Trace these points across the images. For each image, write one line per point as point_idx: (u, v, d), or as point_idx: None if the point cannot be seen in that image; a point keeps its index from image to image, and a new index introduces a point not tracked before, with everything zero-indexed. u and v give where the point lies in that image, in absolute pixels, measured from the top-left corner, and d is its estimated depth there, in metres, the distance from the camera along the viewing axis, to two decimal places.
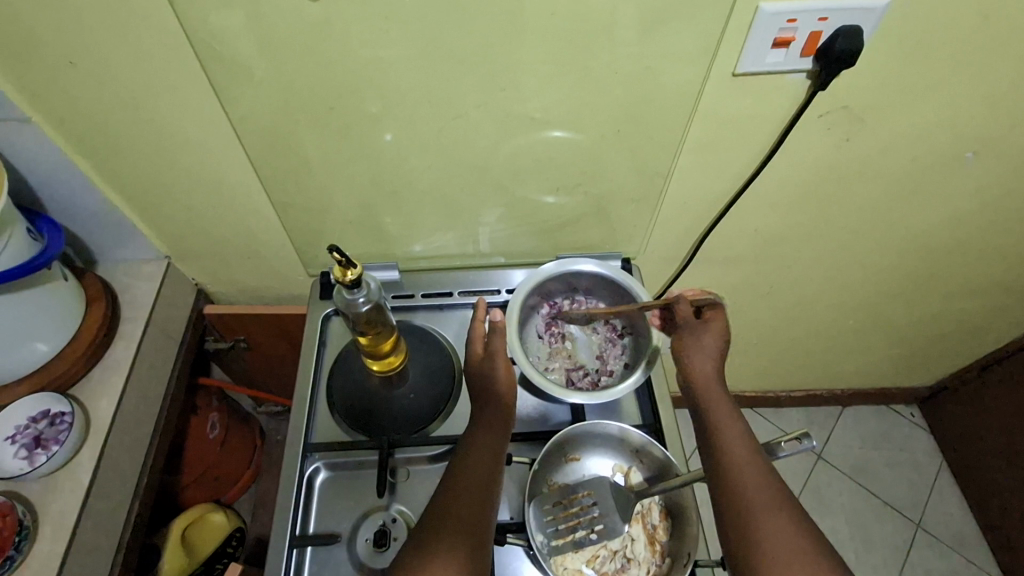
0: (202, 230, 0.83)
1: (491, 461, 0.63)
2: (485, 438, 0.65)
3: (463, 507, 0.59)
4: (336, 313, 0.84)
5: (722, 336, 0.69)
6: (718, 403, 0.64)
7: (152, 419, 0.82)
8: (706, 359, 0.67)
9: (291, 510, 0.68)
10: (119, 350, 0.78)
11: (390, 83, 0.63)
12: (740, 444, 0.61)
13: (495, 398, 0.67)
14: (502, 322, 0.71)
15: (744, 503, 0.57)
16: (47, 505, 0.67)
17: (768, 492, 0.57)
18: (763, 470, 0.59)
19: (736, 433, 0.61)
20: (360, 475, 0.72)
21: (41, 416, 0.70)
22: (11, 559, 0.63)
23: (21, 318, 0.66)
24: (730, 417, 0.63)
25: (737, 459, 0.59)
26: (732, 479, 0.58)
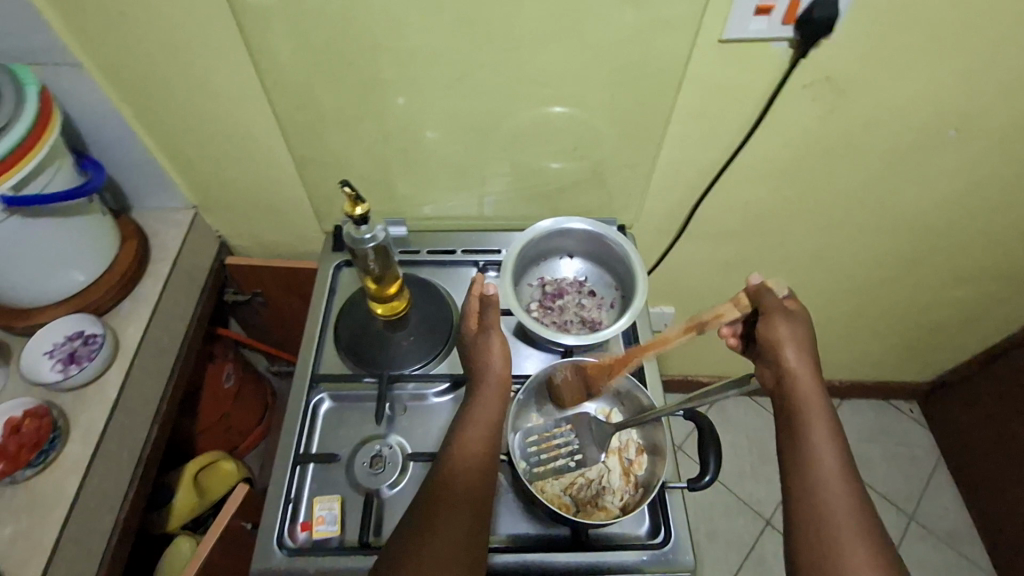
0: (228, 182, 0.90)
1: (489, 432, 0.66)
2: (485, 412, 0.67)
3: (462, 481, 0.61)
4: (346, 265, 0.90)
5: (810, 341, 0.64)
6: (816, 421, 0.60)
7: (174, 352, 0.89)
8: (792, 364, 0.62)
9: (297, 432, 0.74)
10: (148, 286, 0.84)
11: (403, 43, 0.69)
12: (835, 472, 0.57)
13: (490, 373, 0.70)
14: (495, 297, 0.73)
15: (830, 540, 0.54)
16: (77, 414, 0.73)
17: (850, 513, 0.55)
18: (858, 502, 0.56)
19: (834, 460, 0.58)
20: (362, 407, 0.78)
21: (77, 335, 0.76)
22: (45, 454, 0.69)
23: (64, 245, 0.73)
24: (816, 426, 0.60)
25: (829, 490, 0.56)
26: (818, 500, 0.56)
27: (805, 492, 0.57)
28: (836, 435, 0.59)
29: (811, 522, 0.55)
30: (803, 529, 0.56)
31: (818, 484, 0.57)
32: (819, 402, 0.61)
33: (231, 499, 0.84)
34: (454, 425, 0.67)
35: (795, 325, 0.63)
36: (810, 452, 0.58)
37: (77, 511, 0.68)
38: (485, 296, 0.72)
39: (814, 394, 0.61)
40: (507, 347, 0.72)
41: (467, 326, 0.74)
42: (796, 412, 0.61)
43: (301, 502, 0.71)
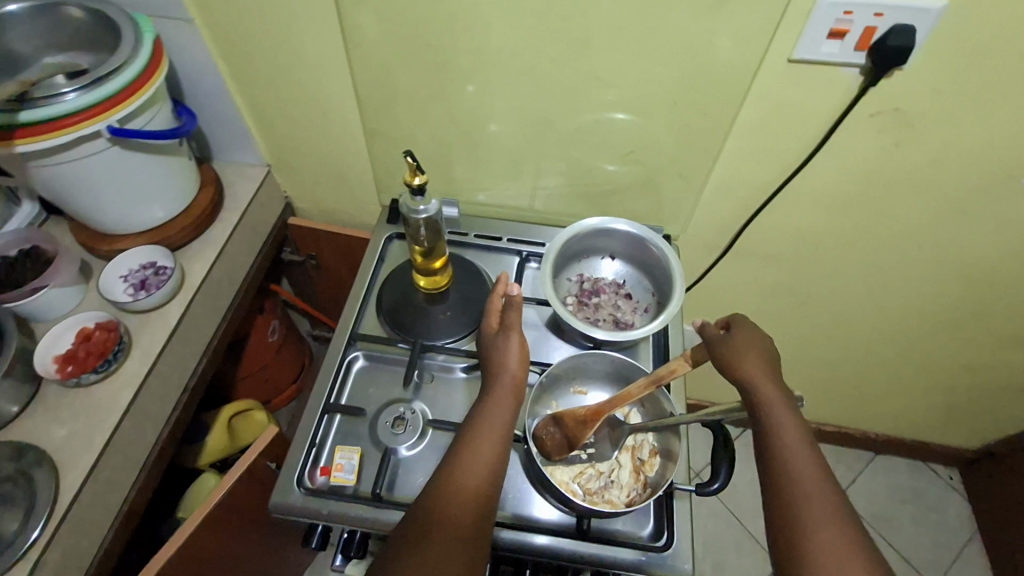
0: (301, 146, 0.96)
1: (500, 435, 0.65)
2: (499, 413, 0.67)
3: (475, 486, 0.61)
4: (397, 237, 0.95)
5: (762, 348, 0.66)
6: (787, 426, 0.60)
7: (230, 296, 0.95)
8: (755, 371, 0.64)
9: (330, 382, 0.79)
10: (217, 230, 0.91)
11: (480, 31, 0.73)
12: (807, 473, 0.57)
13: (507, 373, 0.69)
14: (518, 297, 0.73)
15: (818, 553, 0.53)
16: (139, 335, 0.80)
17: (827, 513, 0.55)
18: (833, 501, 0.56)
19: (810, 466, 0.57)
20: (393, 371, 0.82)
21: (149, 265, 0.84)
22: (109, 364, 0.75)
23: (153, 180, 0.80)
24: (790, 426, 0.60)
25: (811, 498, 0.55)
26: (789, 501, 0.56)
27: (782, 497, 0.56)
28: (809, 440, 0.59)
29: (795, 535, 0.54)
30: (780, 534, 0.55)
31: (795, 493, 0.56)
32: (785, 405, 0.61)
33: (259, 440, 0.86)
34: (465, 425, 0.67)
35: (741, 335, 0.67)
36: (787, 461, 0.58)
37: (126, 422, 0.74)
38: (509, 297, 0.72)
39: (779, 397, 0.62)
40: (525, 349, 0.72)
41: (489, 323, 0.75)
42: (765, 412, 0.61)
43: (324, 448, 0.75)
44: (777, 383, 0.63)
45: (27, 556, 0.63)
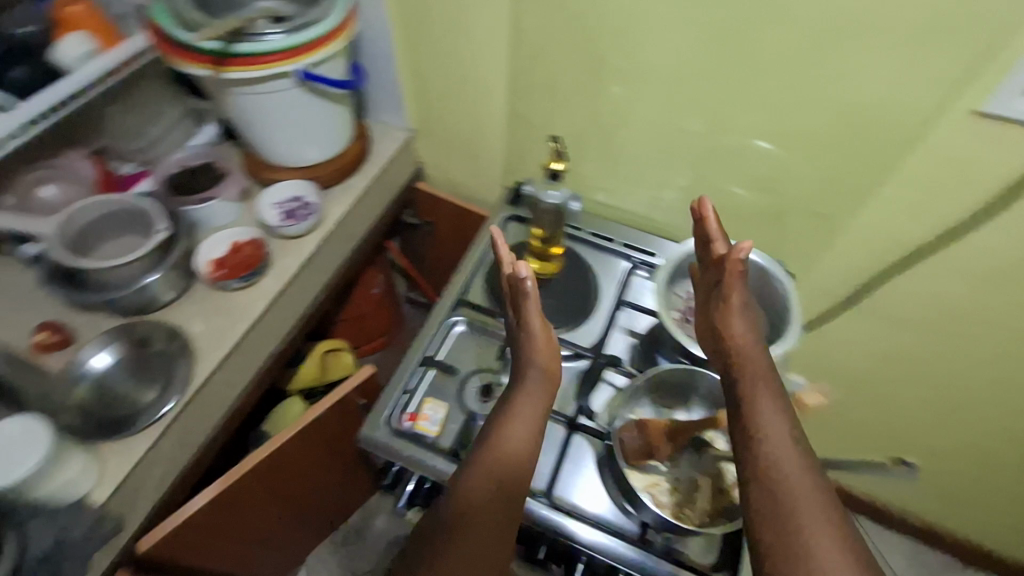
0: (445, 117, 1.02)
1: (529, 432, 0.63)
2: (523, 406, 0.65)
3: (497, 490, 0.60)
4: (514, 220, 0.98)
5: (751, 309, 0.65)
6: (768, 398, 0.57)
7: (355, 240, 1.03)
8: (741, 331, 0.63)
9: (431, 339, 0.83)
10: (358, 179, 0.99)
11: (644, 35, 0.74)
12: (786, 449, 0.54)
13: (533, 365, 0.67)
14: (530, 283, 0.69)
15: (788, 530, 0.49)
16: (278, 256, 0.89)
17: (809, 495, 0.51)
18: (815, 484, 0.51)
19: (782, 429, 0.55)
20: (489, 342, 0.85)
21: (297, 199, 0.92)
22: (251, 276, 0.84)
23: (319, 123, 0.89)
24: (773, 399, 0.57)
25: (781, 462, 0.53)
26: (767, 476, 0.52)
27: (759, 472, 0.53)
28: (785, 404, 0.57)
29: (767, 502, 0.51)
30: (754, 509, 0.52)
31: (772, 467, 0.53)
32: (768, 377, 0.59)
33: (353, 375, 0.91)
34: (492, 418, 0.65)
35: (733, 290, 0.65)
36: (760, 423, 0.56)
37: (252, 329, 0.82)
38: (520, 278, 0.68)
39: (760, 365, 0.60)
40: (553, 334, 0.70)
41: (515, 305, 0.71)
42: (744, 381, 0.60)
43: (414, 397, 0.79)
44: (757, 340, 0.63)
45: (157, 420, 0.71)
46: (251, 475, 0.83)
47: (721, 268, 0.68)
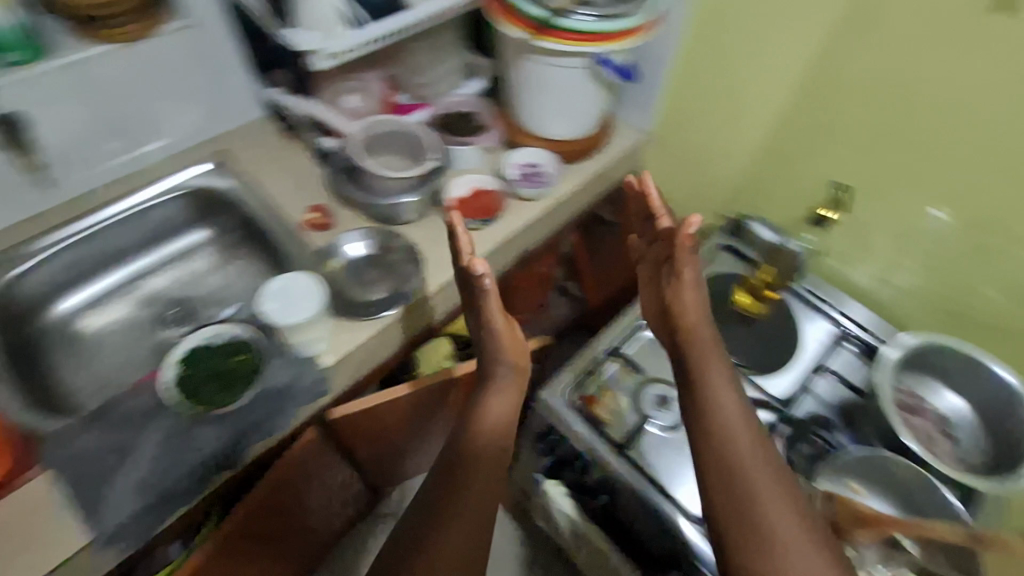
0: (689, 133, 1.03)
1: (502, 420, 0.75)
2: (496, 399, 0.75)
3: (479, 468, 0.73)
4: (726, 248, 0.98)
5: (699, 281, 0.72)
6: (715, 371, 0.66)
7: (565, 219, 1.07)
8: (690, 300, 0.71)
9: (621, 334, 0.86)
10: (589, 164, 1.02)
11: (963, 113, 0.71)
12: (739, 423, 0.62)
13: (502, 359, 0.77)
14: (490, 286, 0.74)
15: (750, 498, 0.57)
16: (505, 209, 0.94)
17: (763, 464, 0.59)
18: (765, 454, 0.60)
19: (731, 408, 0.63)
20: (673, 357, 0.85)
21: (535, 165, 0.99)
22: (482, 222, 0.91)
23: (584, 104, 0.93)
24: (721, 373, 0.66)
25: (734, 442, 0.60)
26: (723, 447, 0.60)
27: (715, 447, 0.61)
28: (729, 379, 0.66)
29: (724, 480, 0.59)
30: (713, 475, 0.60)
31: (727, 440, 0.61)
32: (712, 350, 0.68)
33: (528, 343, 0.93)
34: (466, 415, 0.76)
35: (681, 261, 0.72)
36: (710, 404, 0.64)
37: None
38: (481, 283, 0.73)
39: (710, 340, 0.69)
40: (514, 330, 0.78)
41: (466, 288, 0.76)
42: (695, 359, 0.67)
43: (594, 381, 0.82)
44: (705, 318, 0.71)
45: (377, 319, 0.80)
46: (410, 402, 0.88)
47: (671, 245, 0.73)
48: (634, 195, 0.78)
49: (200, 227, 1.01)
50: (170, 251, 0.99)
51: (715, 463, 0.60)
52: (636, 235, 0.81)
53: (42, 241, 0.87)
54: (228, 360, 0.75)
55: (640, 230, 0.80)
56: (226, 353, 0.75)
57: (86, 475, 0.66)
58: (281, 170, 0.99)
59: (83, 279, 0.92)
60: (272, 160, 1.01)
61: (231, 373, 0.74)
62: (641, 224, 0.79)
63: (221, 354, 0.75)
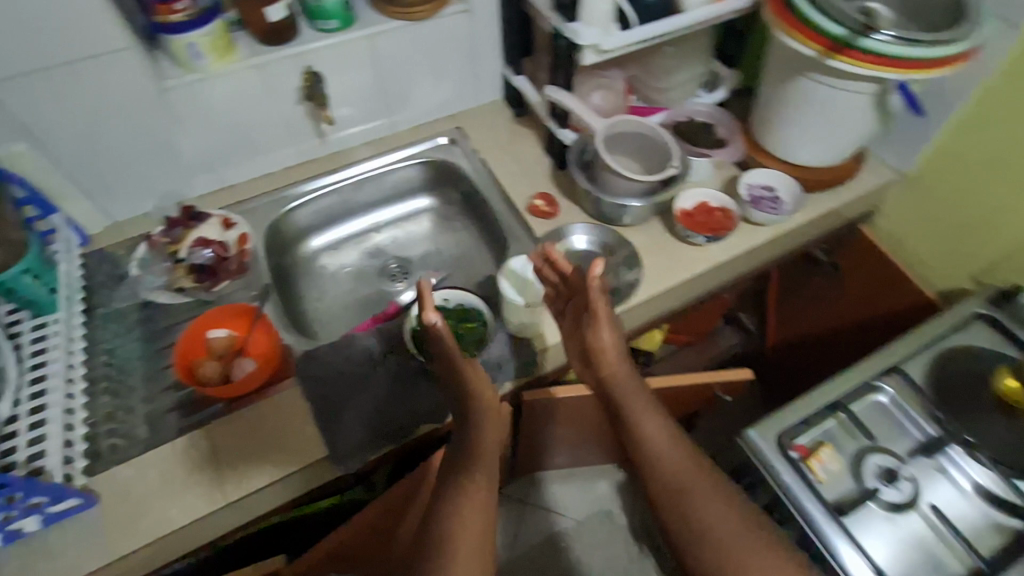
0: (961, 181, 0.91)
1: (485, 446, 0.68)
2: (483, 438, 0.68)
3: (482, 494, 0.66)
4: (987, 320, 0.85)
5: (616, 320, 0.72)
6: (644, 412, 0.72)
7: (787, 251, 1.00)
8: (608, 338, 0.71)
9: (847, 389, 0.80)
10: (829, 196, 0.95)
11: None
12: (673, 458, 0.70)
13: (479, 402, 0.68)
14: (439, 329, 0.65)
15: (704, 534, 0.65)
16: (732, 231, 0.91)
17: (707, 492, 0.67)
18: (707, 483, 0.68)
19: (660, 438, 0.71)
20: (902, 429, 0.79)
21: (771, 189, 0.93)
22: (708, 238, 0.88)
23: (846, 132, 0.86)
24: (645, 411, 0.72)
25: (669, 466, 0.69)
26: (671, 486, 0.69)
27: (662, 487, 0.69)
28: (655, 409, 0.73)
29: (674, 504, 0.68)
30: (669, 514, 0.68)
31: (670, 480, 0.69)
32: (636, 390, 0.73)
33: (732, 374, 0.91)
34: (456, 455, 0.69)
35: (590, 315, 0.71)
36: (642, 440, 0.71)
37: (683, 284, 0.87)
38: (432, 329, 0.65)
39: (631, 377, 0.73)
40: (478, 370, 0.69)
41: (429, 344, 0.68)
42: (626, 403, 0.72)
43: (810, 432, 0.78)
44: (622, 353, 0.73)
45: None
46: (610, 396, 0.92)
47: (585, 288, 0.71)
48: (600, 288, 0.70)
49: (424, 196, 1.09)
50: (397, 211, 1.08)
51: (669, 506, 0.68)
52: (552, 293, 0.77)
53: (310, 186, 0.99)
54: (461, 325, 0.79)
55: (554, 288, 0.77)
56: (460, 317, 0.80)
57: (327, 399, 0.75)
58: (509, 154, 1.03)
59: (329, 225, 1.04)
60: (501, 143, 1.05)
61: (460, 337, 0.78)
62: (552, 287, 0.77)
63: (457, 317, 0.79)
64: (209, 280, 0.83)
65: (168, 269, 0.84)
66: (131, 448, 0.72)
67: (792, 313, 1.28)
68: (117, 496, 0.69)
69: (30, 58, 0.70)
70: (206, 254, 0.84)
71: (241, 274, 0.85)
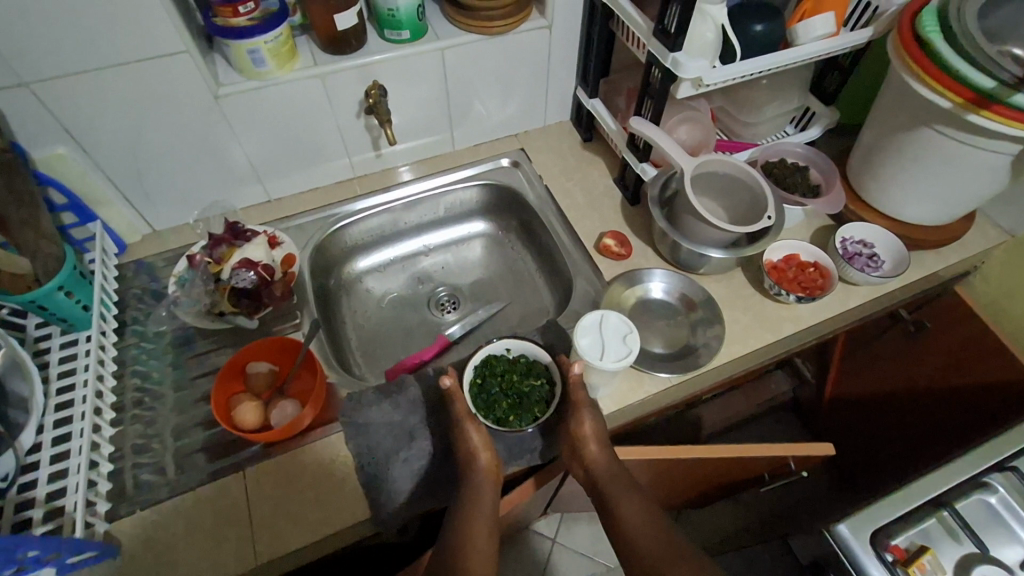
0: None
1: (470, 535, 0.63)
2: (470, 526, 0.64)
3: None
4: None
5: (593, 409, 0.69)
6: (624, 498, 0.67)
7: (876, 312, 0.91)
8: (587, 425, 0.68)
9: (950, 482, 0.72)
10: (931, 258, 0.86)
11: None
12: (657, 544, 0.61)
13: (476, 464, 0.65)
14: (450, 387, 0.69)
15: None
16: (828, 288, 0.81)
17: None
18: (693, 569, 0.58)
19: (640, 522, 0.64)
20: (1015, 532, 0.69)
21: (867, 246, 0.84)
22: (801, 297, 0.79)
23: (969, 192, 0.76)
24: (627, 497, 0.67)
25: (651, 548, 0.61)
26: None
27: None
28: (636, 496, 0.67)
29: None
30: None
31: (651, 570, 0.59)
32: (615, 476, 0.68)
33: (810, 449, 0.82)
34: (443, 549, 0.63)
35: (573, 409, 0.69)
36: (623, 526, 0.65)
37: (766, 347, 0.78)
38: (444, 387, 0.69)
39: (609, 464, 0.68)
40: (484, 431, 0.68)
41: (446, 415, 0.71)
42: (606, 494, 0.67)
43: (907, 530, 0.70)
44: (603, 440, 0.67)
45: (658, 376, 0.74)
46: (679, 465, 0.82)
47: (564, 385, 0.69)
48: (578, 383, 0.69)
49: (479, 220, 1.02)
50: (450, 234, 1.01)
51: None
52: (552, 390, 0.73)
53: (359, 204, 0.92)
54: (525, 382, 0.72)
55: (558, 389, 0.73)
56: (524, 373, 0.73)
57: (371, 452, 0.68)
58: (576, 182, 0.95)
59: (375, 246, 0.97)
60: (567, 170, 0.97)
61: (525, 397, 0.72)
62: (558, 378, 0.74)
63: (521, 372, 0.73)
64: (250, 306, 0.78)
65: (208, 291, 0.78)
66: (159, 488, 0.66)
67: (856, 369, 1.18)
68: (143, 543, 0.63)
69: (78, 56, 0.64)
70: (250, 277, 0.76)
71: (285, 301, 0.80)
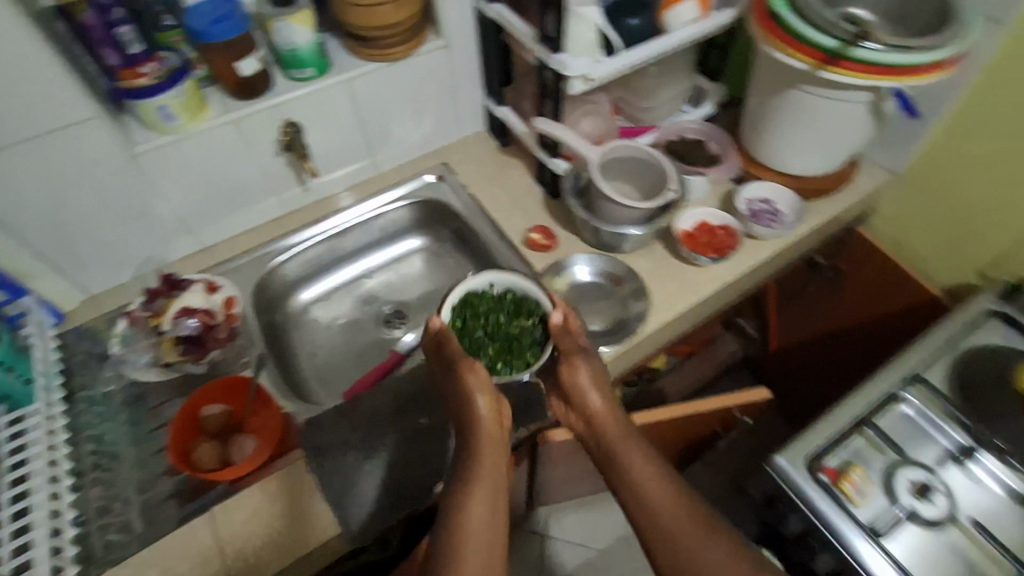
0: (957, 182, 0.90)
1: (480, 474, 0.63)
2: (481, 469, 0.63)
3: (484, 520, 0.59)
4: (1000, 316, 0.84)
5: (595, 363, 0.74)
6: (625, 444, 0.70)
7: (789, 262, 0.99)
8: (587, 381, 0.73)
9: (870, 402, 0.78)
10: (827, 205, 0.94)
11: None
12: (659, 485, 0.66)
13: (478, 424, 0.66)
14: (439, 327, 0.70)
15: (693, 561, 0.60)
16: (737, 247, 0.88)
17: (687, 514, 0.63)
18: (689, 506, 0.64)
19: (640, 463, 0.68)
20: (927, 435, 0.78)
21: (770, 202, 0.92)
22: (713, 258, 0.86)
23: (844, 141, 0.84)
24: (629, 442, 0.70)
25: (652, 489, 0.65)
26: (657, 516, 0.63)
27: (647, 519, 0.64)
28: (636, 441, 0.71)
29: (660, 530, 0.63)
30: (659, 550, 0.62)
31: (652, 510, 0.64)
32: (616, 425, 0.72)
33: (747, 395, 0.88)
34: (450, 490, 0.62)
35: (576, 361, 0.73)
36: (630, 468, 0.67)
37: (691, 309, 0.85)
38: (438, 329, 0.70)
39: (611, 415, 0.72)
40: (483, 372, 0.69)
41: (437, 357, 0.71)
42: (607, 441, 0.71)
43: (837, 453, 0.76)
44: (603, 393, 0.73)
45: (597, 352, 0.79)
46: None
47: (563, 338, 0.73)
48: (564, 332, 0.72)
49: (414, 236, 1.06)
50: (387, 253, 1.05)
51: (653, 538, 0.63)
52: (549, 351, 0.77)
53: (293, 238, 0.95)
54: (514, 325, 0.74)
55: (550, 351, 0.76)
56: (512, 314, 0.75)
57: (336, 469, 0.71)
58: (499, 187, 1.00)
59: (316, 276, 0.99)
60: (489, 176, 1.02)
61: (515, 341, 0.74)
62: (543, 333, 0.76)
63: (507, 314, 0.75)
64: (197, 351, 0.80)
65: (152, 343, 0.81)
66: (129, 544, 0.67)
67: (792, 318, 1.24)
68: None
69: None
70: (192, 324, 0.80)
71: (231, 341, 0.82)
